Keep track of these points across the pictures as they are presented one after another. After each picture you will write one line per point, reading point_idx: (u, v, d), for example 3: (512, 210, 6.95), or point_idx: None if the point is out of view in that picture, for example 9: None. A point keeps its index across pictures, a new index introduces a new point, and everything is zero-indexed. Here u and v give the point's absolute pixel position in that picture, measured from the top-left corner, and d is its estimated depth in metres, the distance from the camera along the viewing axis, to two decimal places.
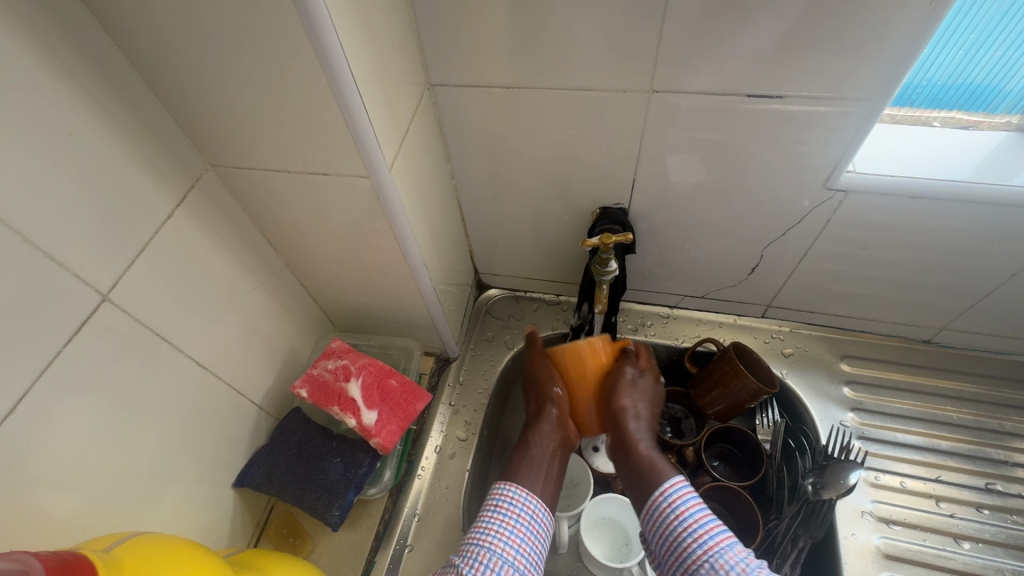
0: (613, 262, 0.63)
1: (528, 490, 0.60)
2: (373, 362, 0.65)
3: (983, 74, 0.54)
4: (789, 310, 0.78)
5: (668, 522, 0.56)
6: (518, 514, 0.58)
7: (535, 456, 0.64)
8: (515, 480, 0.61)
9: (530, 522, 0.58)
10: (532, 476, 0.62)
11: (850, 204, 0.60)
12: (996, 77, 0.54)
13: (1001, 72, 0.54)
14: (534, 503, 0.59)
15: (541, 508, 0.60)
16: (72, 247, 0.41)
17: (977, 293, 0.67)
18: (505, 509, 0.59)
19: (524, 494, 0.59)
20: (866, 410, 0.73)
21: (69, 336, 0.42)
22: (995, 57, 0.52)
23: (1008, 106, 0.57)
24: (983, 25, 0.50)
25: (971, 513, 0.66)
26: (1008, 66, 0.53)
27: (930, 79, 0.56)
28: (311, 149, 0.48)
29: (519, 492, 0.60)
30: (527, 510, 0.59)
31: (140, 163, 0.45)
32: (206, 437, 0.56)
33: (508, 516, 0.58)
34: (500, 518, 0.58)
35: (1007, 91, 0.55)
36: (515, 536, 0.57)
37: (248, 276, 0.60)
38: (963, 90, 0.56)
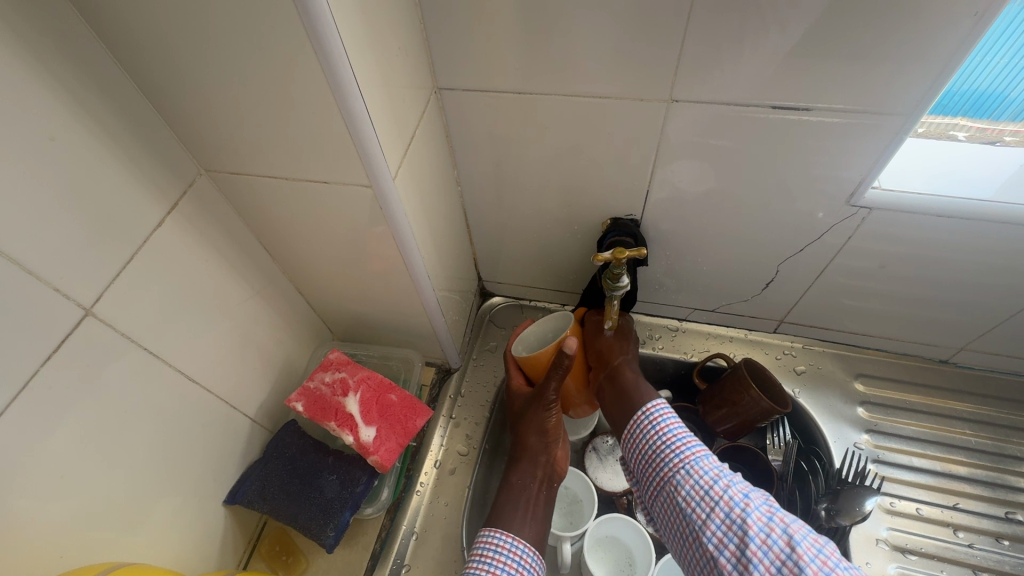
0: (624, 277, 0.60)
1: (514, 534, 0.58)
2: (372, 375, 0.62)
3: (987, 81, 0.51)
4: (802, 326, 0.76)
5: (647, 438, 0.62)
6: (505, 563, 0.56)
7: (520, 498, 0.62)
8: (500, 526, 0.59)
9: (518, 569, 0.56)
10: (518, 520, 0.60)
11: (873, 220, 0.58)
12: (1003, 85, 0.51)
13: (1008, 81, 0.50)
14: (523, 550, 0.57)
15: (530, 555, 0.58)
16: (54, 259, 0.39)
17: (1000, 314, 0.64)
18: (490, 559, 0.56)
19: (509, 540, 0.57)
20: (880, 432, 0.71)
21: (50, 352, 0.39)
22: (1001, 64, 0.49)
23: (1012, 115, 0.53)
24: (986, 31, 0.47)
25: (990, 543, 0.64)
26: (1013, 73, 0.49)
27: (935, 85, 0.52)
28: (311, 155, 0.46)
29: (504, 538, 0.57)
30: (513, 558, 0.56)
31: (128, 168, 0.43)
32: (196, 453, 0.54)
33: (497, 568, 0.56)
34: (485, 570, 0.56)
35: (1012, 99, 0.52)
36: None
37: (243, 284, 0.57)
38: (968, 97, 0.53)
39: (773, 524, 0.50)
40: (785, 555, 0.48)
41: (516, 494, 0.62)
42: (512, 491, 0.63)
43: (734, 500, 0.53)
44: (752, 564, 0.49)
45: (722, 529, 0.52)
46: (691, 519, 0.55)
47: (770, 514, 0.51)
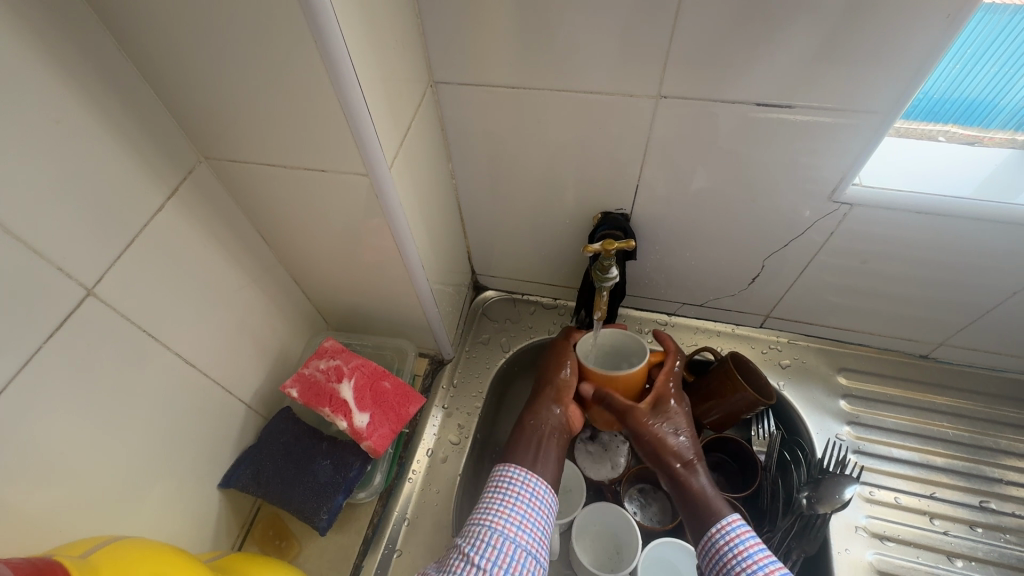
0: (614, 268, 0.61)
1: (528, 469, 0.60)
2: (367, 363, 0.64)
3: (978, 90, 0.55)
4: (787, 321, 0.78)
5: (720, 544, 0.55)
6: (519, 493, 0.58)
7: (534, 437, 0.63)
8: (514, 461, 0.61)
9: (531, 500, 0.57)
10: (532, 457, 0.61)
11: (855, 216, 0.60)
12: (988, 94, 0.55)
13: (992, 89, 0.54)
14: (535, 482, 0.59)
15: (544, 489, 0.59)
16: (56, 239, 0.40)
17: (976, 309, 0.67)
18: (505, 489, 0.58)
19: (525, 473, 0.59)
20: (862, 424, 0.73)
21: (52, 331, 0.40)
22: (991, 72, 0.53)
23: (999, 124, 0.57)
24: (978, 42, 0.51)
25: (964, 530, 0.65)
26: (1002, 83, 0.53)
27: (927, 92, 0.56)
28: (308, 144, 0.47)
29: (519, 471, 0.59)
30: (529, 489, 0.58)
31: (130, 153, 0.44)
32: (191, 436, 0.55)
33: (513, 498, 0.57)
34: (501, 499, 0.57)
35: (1001, 107, 0.55)
36: (520, 515, 0.56)
37: (240, 272, 0.58)
38: (959, 104, 0.57)
39: None
40: None
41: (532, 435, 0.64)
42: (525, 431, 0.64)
43: None
44: None
45: None
46: None
47: None
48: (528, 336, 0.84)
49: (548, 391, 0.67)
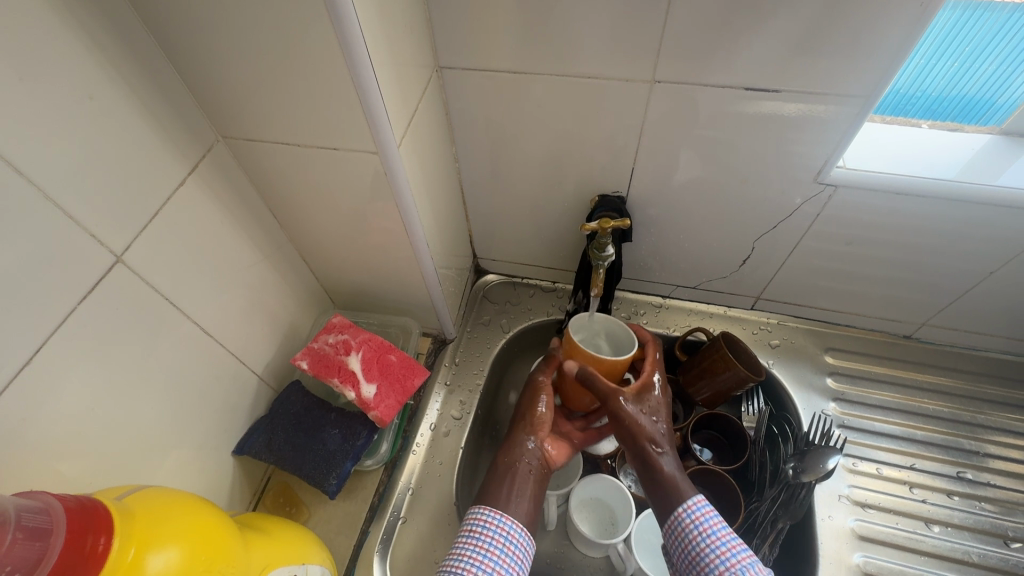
0: (610, 246, 0.64)
1: (502, 511, 0.60)
2: (373, 338, 0.66)
3: (976, 88, 0.59)
4: (777, 302, 0.81)
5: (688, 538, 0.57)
6: (493, 537, 0.57)
7: (509, 475, 0.64)
8: (489, 503, 0.61)
9: (504, 546, 0.57)
10: (507, 498, 0.61)
11: (839, 198, 0.62)
12: (987, 92, 0.59)
13: (992, 87, 0.58)
14: (510, 526, 0.58)
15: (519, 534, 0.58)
16: (88, 206, 0.42)
17: (957, 290, 0.70)
18: (479, 533, 0.58)
19: (497, 516, 0.59)
20: (847, 400, 0.76)
21: (83, 294, 0.43)
22: (989, 70, 0.57)
23: (1000, 124, 0.62)
24: (976, 41, 0.55)
25: (942, 499, 0.69)
26: (1000, 81, 0.57)
27: (925, 89, 0.61)
28: (321, 123, 0.49)
29: (493, 514, 0.59)
30: (502, 532, 0.58)
31: (154, 129, 0.46)
32: (207, 403, 0.58)
33: (485, 543, 0.57)
34: (475, 546, 0.57)
35: (1000, 103, 0.60)
36: (494, 561, 0.56)
37: (253, 249, 0.61)
38: (957, 102, 0.61)
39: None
40: None
41: (504, 475, 0.64)
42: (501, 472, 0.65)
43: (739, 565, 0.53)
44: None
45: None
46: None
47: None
48: (528, 318, 0.87)
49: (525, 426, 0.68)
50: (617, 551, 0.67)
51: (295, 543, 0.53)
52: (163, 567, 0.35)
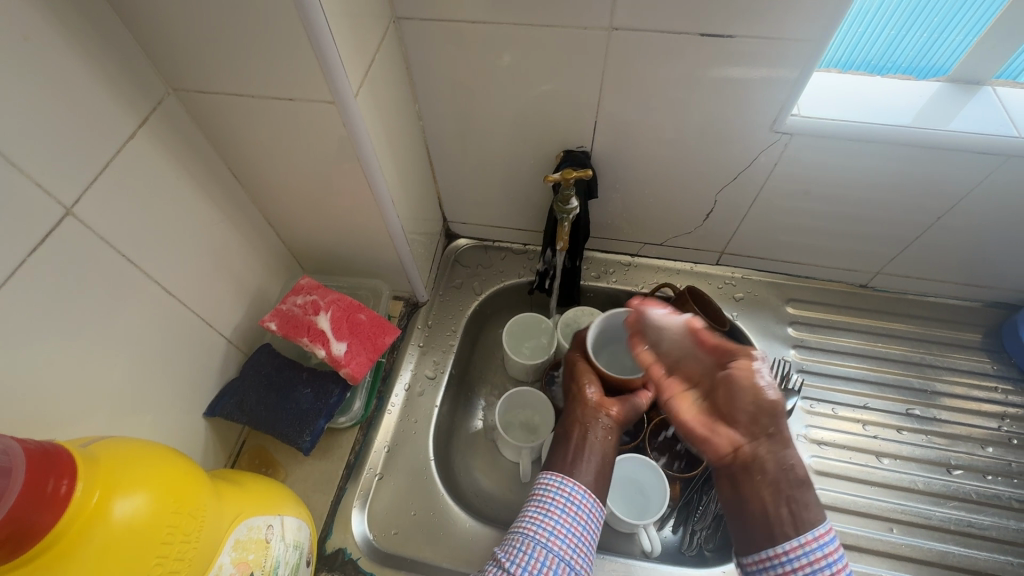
0: (574, 199, 0.65)
1: (571, 478, 0.59)
2: (342, 298, 0.66)
3: (941, 57, 0.63)
4: (740, 256, 0.83)
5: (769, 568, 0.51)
6: (552, 498, 0.58)
7: (577, 442, 0.62)
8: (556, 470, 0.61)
9: (567, 505, 0.57)
10: (575, 465, 0.61)
11: (794, 147, 0.64)
12: (949, 60, 0.63)
13: (954, 56, 0.63)
14: (582, 493, 0.58)
15: (589, 499, 0.58)
16: (32, 156, 0.41)
17: (908, 236, 0.72)
18: (540, 497, 0.59)
19: (559, 479, 0.59)
20: (807, 347, 0.79)
21: (34, 246, 0.42)
22: (956, 40, 0.60)
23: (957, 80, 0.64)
24: (945, 10, 0.58)
25: (892, 434, 0.73)
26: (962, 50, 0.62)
27: (896, 60, 0.64)
28: (274, 71, 0.48)
29: (554, 478, 0.60)
30: (560, 492, 0.58)
31: (97, 77, 0.45)
32: (175, 365, 0.57)
33: (548, 503, 0.58)
34: (538, 505, 0.58)
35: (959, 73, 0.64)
36: (554, 521, 0.56)
37: (214, 208, 0.60)
38: (924, 73, 0.65)
39: None
40: None
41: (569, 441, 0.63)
42: (567, 430, 0.64)
43: None
44: None
45: None
46: None
47: None
48: (500, 280, 0.88)
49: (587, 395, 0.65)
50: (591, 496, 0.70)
51: (267, 495, 0.53)
52: (130, 512, 0.36)
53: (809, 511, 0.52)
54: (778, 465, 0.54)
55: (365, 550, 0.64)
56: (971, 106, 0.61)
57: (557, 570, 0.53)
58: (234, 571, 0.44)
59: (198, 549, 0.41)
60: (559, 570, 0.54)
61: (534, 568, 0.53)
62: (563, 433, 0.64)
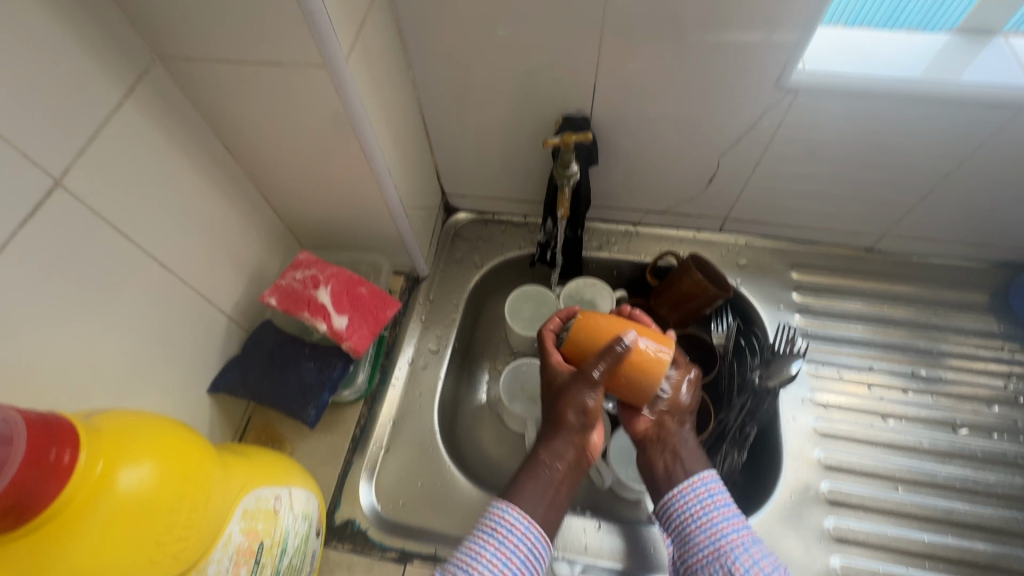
0: (574, 163, 0.63)
1: (523, 511, 0.53)
2: (341, 271, 0.66)
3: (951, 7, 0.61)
4: (744, 222, 0.82)
5: (679, 507, 0.56)
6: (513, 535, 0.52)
7: (542, 472, 0.56)
8: (508, 498, 0.54)
9: (520, 542, 0.52)
10: (530, 495, 0.54)
11: (800, 104, 0.62)
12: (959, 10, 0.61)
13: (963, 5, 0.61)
14: (531, 531, 0.52)
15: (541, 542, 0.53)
16: (18, 123, 0.40)
17: (915, 196, 0.71)
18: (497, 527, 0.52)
19: (518, 518, 0.52)
20: (812, 312, 0.79)
21: (25, 217, 0.41)
22: None
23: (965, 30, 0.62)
24: None
25: (898, 395, 0.72)
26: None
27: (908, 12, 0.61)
28: (261, 33, 0.47)
29: (516, 515, 0.52)
30: (522, 534, 0.52)
31: (79, 43, 0.43)
32: (176, 340, 0.57)
33: (500, 538, 0.52)
34: (488, 538, 0.52)
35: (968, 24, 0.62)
36: (510, 559, 0.51)
37: (208, 181, 0.59)
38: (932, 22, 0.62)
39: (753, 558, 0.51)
40: None
41: (534, 469, 0.56)
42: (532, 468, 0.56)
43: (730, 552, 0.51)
44: None
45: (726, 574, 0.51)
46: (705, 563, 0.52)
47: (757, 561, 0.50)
48: (500, 253, 0.87)
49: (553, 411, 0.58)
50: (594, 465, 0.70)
51: (274, 466, 0.53)
52: (135, 482, 0.35)
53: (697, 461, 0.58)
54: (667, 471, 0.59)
55: (374, 520, 0.64)
56: (983, 57, 0.59)
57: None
58: (243, 539, 0.45)
59: (207, 518, 0.41)
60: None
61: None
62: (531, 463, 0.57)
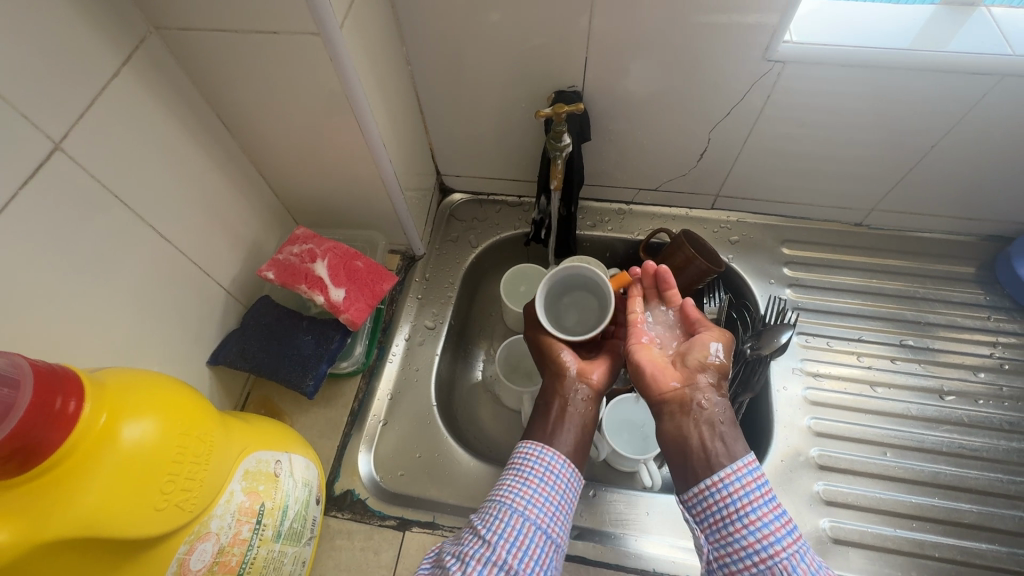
0: (566, 135, 0.64)
1: (546, 445, 0.57)
2: (338, 246, 0.67)
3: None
4: (735, 199, 0.83)
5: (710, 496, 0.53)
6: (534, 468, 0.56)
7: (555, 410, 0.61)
8: (531, 438, 0.59)
9: (546, 474, 0.56)
10: (550, 431, 0.59)
11: (788, 76, 0.63)
12: None
13: None
14: (558, 461, 0.56)
15: (568, 468, 0.56)
16: (17, 85, 0.40)
17: (902, 169, 0.72)
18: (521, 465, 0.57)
19: (540, 449, 0.57)
20: (802, 286, 0.80)
21: (25, 179, 0.42)
22: None
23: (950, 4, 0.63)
24: None
25: (886, 364, 0.74)
26: None
27: None
28: (256, 1, 0.47)
29: (536, 448, 0.57)
30: (543, 465, 0.56)
31: (75, 9, 0.44)
32: (176, 311, 0.58)
33: (526, 472, 0.56)
34: (515, 474, 0.56)
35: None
36: (536, 492, 0.54)
37: (205, 154, 0.60)
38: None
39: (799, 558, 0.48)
40: None
41: (547, 410, 0.61)
42: (548, 404, 0.61)
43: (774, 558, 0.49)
44: None
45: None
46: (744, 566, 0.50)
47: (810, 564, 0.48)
48: (495, 232, 0.88)
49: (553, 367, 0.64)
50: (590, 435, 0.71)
51: (274, 432, 0.54)
52: (138, 436, 0.36)
53: (738, 445, 0.54)
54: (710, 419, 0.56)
55: (373, 489, 0.65)
56: (968, 28, 0.60)
57: (533, 540, 0.52)
58: (245, 498, 0.46)
59: (209, 475, 0.42)
60: (536, 539, 0.52)
61: (513, 537, 0.51)
62: (543, 408, 0.62)
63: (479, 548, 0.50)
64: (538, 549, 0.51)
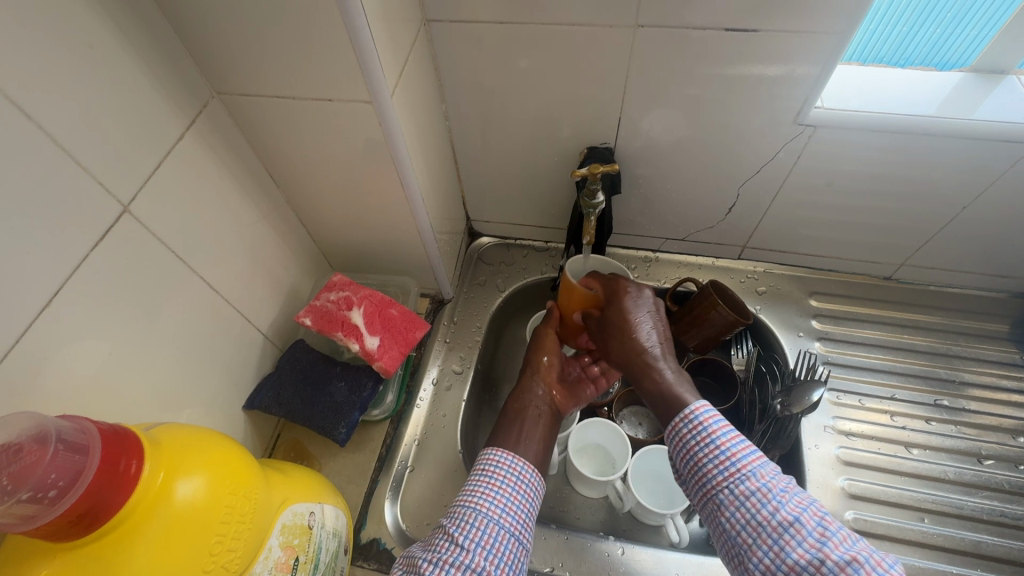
0: (600, 193, 0.66)
1: (513, 452, 0.59)
2: (374, 293, 0.68)
3: (955, 51, 0.63)
4: (763, 250, 0.84)
5: (697, 450, 0.54)
6: (504, 476, 0.57)
7: (525, 414, 0.64)
8: (500, 445, 0.60)
9: (516, 484, 0.57)
10: (515, 439, 0.61)
11: (818, 139, 0.64)
12: (964, 54, 0.64)
13: (970, 49, 0.63)
14: (528, 471, 0.58)
15: (533, 474, 0.58)
16: (95, 154, 0.43)
17: (932, 228, 0.73)
18: (491, 473, 0.57)
19: (510, 457, 0.58)
20: (831, 339, 0.79)
21: (95, 242, 0.44)
22: (972, 34, 0.61)
23: (966, 65, 0.64)
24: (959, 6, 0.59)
25: (921, 424, 0.72)
26: (977, 43, 0.62)
27: (911, 57, 0.64)
28: (313, 72, 0.50)
29: (504, 456, 0.58)
30: (512, 472, 0.57)
31: (149, 82, 0.47)
32: (218, 358, 0.59)
33: (497, 481, 0.56)
34: (487, 482, 0.56)
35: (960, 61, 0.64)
36: (504, 498, 0.55)
37: (253, 207, 0.62)
38: (934, 60, 0.65)
39: (807, 515, 0.48)
40: (812, 555, 0.46)
41: (512, 419, 0.63)
42: (519, 409, 0.64)
43: (783, 527, 0.48)
44: (785, 553, 0.47)
45: (771, 535, 0.48)
46: (737, 543, 0.50)
47: (819, 533, 0.47)
48: (523, 277, 0.89)
49: (528, 372, 0.69)
50: (616, 488, 0.70)
51: (309, 482, 0.55)
52: (190, 495, 0.37)
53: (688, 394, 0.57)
54: (674, 375, 0.59)
55: (399, 539, 0.65)
56: (997, 95, 0.61)
57: (507, 547, 0.52)
58: (282, 554, 0.46)
59: (253, 532, 0.42)
60: (509, 546, 0.52)
61: (489, 545, 0.51)
62: (514, 411, 0.64)
63: (457, 555, 0.50)
64: (510, 555, 0.52)
